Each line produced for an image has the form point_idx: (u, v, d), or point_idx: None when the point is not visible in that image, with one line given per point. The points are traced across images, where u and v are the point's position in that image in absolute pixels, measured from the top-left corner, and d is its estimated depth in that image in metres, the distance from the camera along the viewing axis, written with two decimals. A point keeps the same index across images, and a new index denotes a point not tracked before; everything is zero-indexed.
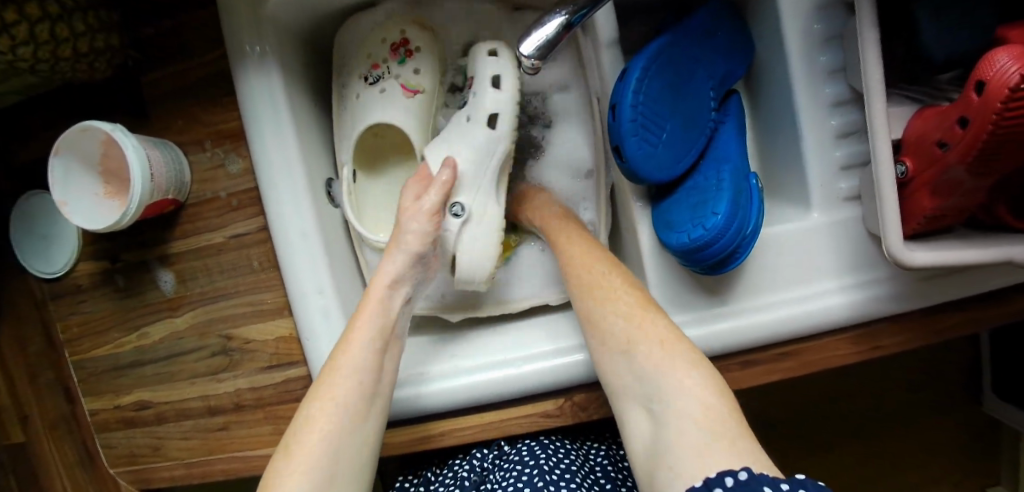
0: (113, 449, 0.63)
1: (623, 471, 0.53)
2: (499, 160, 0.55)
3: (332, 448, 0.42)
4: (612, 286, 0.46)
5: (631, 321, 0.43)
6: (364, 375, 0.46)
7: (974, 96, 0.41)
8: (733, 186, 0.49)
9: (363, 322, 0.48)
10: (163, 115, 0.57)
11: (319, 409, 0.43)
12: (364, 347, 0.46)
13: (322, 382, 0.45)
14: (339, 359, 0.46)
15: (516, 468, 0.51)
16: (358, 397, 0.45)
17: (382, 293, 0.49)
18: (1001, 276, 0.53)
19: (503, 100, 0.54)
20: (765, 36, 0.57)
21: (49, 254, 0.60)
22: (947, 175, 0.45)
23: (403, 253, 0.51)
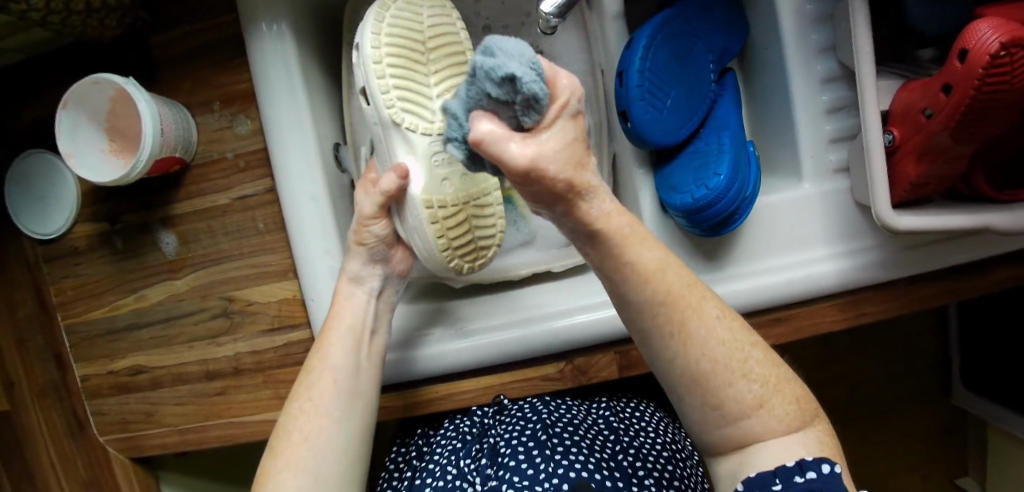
0: (105, 416, 0.62)
1: (625, 420, 0.54)
2: (394, 136, 0.44)
3: (312, 447, 0.42)
4: (689, 300, 0.35)
5: (714, 330, 0.34)
6: (340, 371, 0.45)
7: (957, 64, 0.44)
8: (733, 151, 0.52)
9: (333, 328, 0.46)
10: (172, 76, 0.57)
11: (299, 408, 0.43)
12: (340, 342, 0.46)
13: (301, 383, 0.44)
14: (313, 361, 0.45)
15: (519, 424, 0.52)
16: (336, 393, 0.44)
17: (345, 290, 0.48)
18: (977, 247, 0.57)
19: (367, 64, 0.42)
20: (760, 18, 0.60)
21: (46, 215, 0.59)
22: (932, 141, 0.48)
23: (358, 252, 0.48)
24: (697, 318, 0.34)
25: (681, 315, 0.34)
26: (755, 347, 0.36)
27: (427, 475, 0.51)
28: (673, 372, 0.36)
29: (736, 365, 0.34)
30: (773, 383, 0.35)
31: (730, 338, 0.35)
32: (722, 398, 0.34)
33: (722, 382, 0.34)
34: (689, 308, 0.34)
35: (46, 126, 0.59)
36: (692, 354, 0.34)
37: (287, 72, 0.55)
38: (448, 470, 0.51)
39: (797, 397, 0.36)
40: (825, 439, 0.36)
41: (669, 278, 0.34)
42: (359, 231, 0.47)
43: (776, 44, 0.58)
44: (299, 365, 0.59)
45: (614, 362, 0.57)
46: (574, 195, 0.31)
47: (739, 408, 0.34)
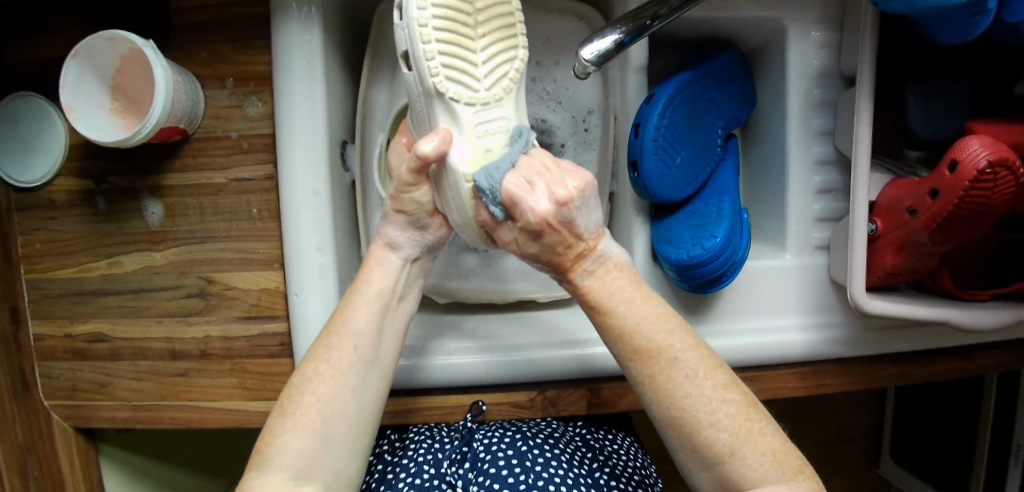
0: (54, 380, 0.59)
1: (600, 440, 0.58)
2: (437, 106, 0.40)
3: (324, 410, 0.41)
4: (666, 361, 0.39)
5: (695, 385, 0.39)
6: (364, 335, 0.43)
7: (947, 172, 0.47)
8: (731, 215, 0.55)
9: (362, 288, 0.44)
10: (188, 45, 0.55)
11: (314, 369, 0.42)
12: (365, 309, 0.44)
13: (320, 342, 0.43)
14: (338, 320, 0.44)
15: (500, 432, 0.55)
16: (355, 361, 0.43)
17: (378, 254, 0.46)
18: (932, 338, 0.61)
19: (411, 28, 0.38)
20: (770, 91, 0.63)
21: (28, 162, 0.57)
22: (912, 237, 0.51)
23: (395, 219, 0.45)
24: (664, 373, 0.39)
25: (652, 370, 0.39)
26: (727, 401, 0.38)
27: (403, 471, 0.53)
28: (655, 416, 0.40)
29: (703, 416, 0.38)
30: (744, 434, 0.38)
31: (699, 392, 0.38)
32: (697, 443, 0.38)
33: (692, 428, 0.38)
34: (657, 365, 0.39)
35: (40, 69, 0.56)
36: (664, 403, 0.39)
37: (309, 63, 0.54)
38: (426, 469, 0.52)
39: (774, 449, 0.38)
40: None
41: (636, 340, 0.39)
42: (398, 199, 0.43)
43: (781, 119, 0.61)
44: (270, 358, 0.58)
45: (584, 399, 0.59)
46: (560, 272, 0.41)
47: (711, 454, 0.38)
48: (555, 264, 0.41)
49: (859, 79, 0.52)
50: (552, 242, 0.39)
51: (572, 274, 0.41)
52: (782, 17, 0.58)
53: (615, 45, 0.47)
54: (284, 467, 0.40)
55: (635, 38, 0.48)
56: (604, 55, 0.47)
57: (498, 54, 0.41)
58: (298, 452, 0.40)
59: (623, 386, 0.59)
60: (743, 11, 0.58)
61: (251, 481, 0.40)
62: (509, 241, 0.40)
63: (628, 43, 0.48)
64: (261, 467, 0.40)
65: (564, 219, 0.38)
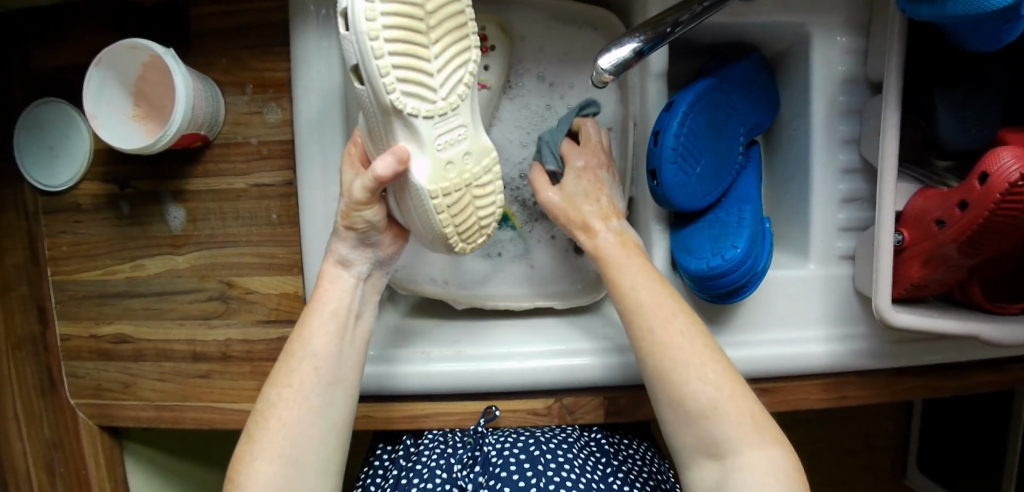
0: (80, 379, 0.61)
1: (617, 444, 0.58)
2: (395, 122, 0.38)
3: (290, 434, 0.43)
4: (671, 319, 0.46)
5: (688, 348, 0.45)
6: (323, 357, 0.45)
7: (977, 184, 0.46)
8: (752, 226, 0.55)
9: (315, 310, 0.46)
10: (208, 51, 0.56)
11: (277, 395, 0.44)
12: (319, 331, 0.45)
13: (281, 367, 0.45)
14: (295, 345, 0.45)
15: (513, 438, 0.56)
16: (318, 382, 0.44)
17: (331, 273, 0.47)
18: (959, 351, 0.59)
19: (360, 42, 0.34)
20: (793, 96, 0.62)
21: (53, 165, 0.58)
22: (939, 249, 0.50)
23: (344, 236, 0.45)
24: (659, 328, 0.46)
25: (654, 332, 0.46)
26: (713, 360, 0.45)
27: (415, 476, 0.53)
28: (649, 375, 0.46)
29: (692, 369, 0.44)
30: (726, 391, 0.43)
31: (688, 348, 0.45)
32: (683, 397, 0.44)
33: (681, 381, 0.44)
34: (656, 324, 0.46)
35: (65, 75, 0.57)
36: (658, 357, 0.45)
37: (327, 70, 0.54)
38: (439, 473, 0.53)
39: (752, 412, 0.43)
40: (792, 474, 0.41)
41: (640, 296, 0.47)
42: (349, 216, 0.43)
43: (805, 125, 0.60)
44: None
45: (600, 408, 0.59)
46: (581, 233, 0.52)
47: (697, 408, 0.43)
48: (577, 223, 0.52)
49: (888, 86, 0.51)
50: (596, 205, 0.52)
51: (589, 235, 0.52)
52: (807, 21, 0.56)
53: (634, 54, 0.46)
54: None
55: (652, 47, 0.47)
56: (622, 65, 0.47)
57: (454, 58, 0.38)
58: (268, 473, 0.41)
59: (640, 394, 0.59)
60: (766, 15, 0.56)
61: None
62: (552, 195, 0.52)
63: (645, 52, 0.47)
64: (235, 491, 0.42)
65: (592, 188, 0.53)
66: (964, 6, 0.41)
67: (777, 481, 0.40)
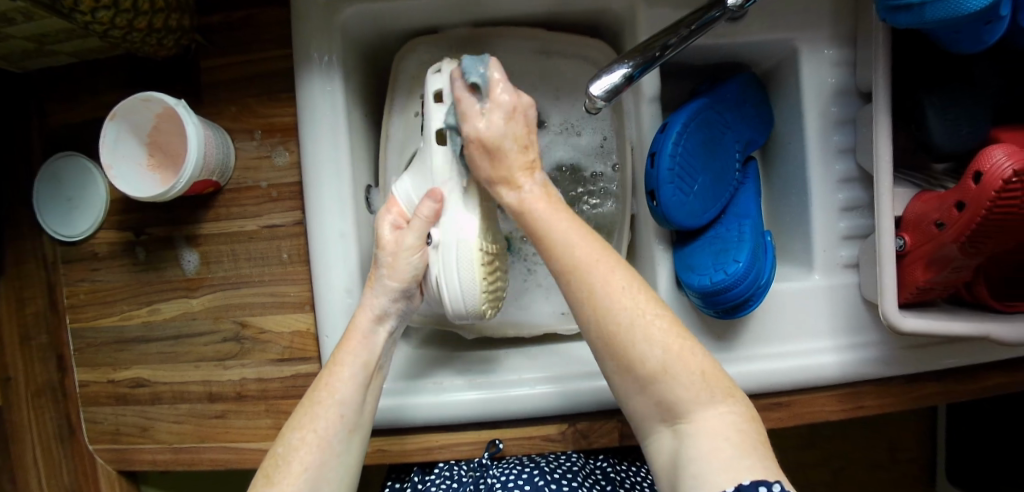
0: (98, 424, 0.61)
1: (622, 472, 0.58)
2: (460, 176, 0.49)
3: (311, 481, 0.43)
4: (607, 260, 0.42)
5: (630, 303, 0.40)
6: (346, 405, 0.46)
7: (972, 184, 0.46)
8: (753, 240, 0.56)
9: (343, 354, 0.48)
10: (218, 101, 0.58)
11: (300, 439, 0.44)
12: (349, 381, 0.47)
13: (301, 410, 0.45)
14: (319, 392, 0.46)
15: (517, 469, 0.56)
16: (341, 428, 0.45)
17: (365, 325, 0.49)
18: (975, 354, 0.59)
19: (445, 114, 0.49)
20: (786, 112, 0.63)
21: (71, 217, 0.59)
22: (941, 251, 0.50)
23: (386, 289, 0.49)
24: (603, 284, 0.40)
25: (590, 283, 0.41)
26: (660, 316, 0.40)
27: None
28: (590, 334, 0.41)
29: (638, 329, 0.39)
30: (677, 349, 0.39)
31: (635, 303, 0.40)
32: (633, 361, 0.39)
33: (627, 341, 0.39)
34: (597, 275, 0.41)
35: (82, 131, 0.60)
36: (602, 316, 0.40)
37: (333, 113, 0.56)
38: None
39: (704, 369, 0.39)
40: (746, 429, 0.37)
41: (576, 252, 0.42)
42: (395, 267, 0.48)
43: (799, 139, 0.61)
44: (304, 397, 0.59)
45: (616, 430, 0.59)
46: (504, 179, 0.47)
47: (646, 371, 0.39)
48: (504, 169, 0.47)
49: (875, 96, 0.52)
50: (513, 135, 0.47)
51: (509, 188, 0.47)
52: (793, 39, 0.58)
53: (625, 78, 0.48)
54: None
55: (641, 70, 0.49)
56: (613, 91, 0.49)
57: None
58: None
59: None
60: (753, 34, 0.59)
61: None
62: (481, 125, 0.47)
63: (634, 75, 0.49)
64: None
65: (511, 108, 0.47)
66: (942, 11, 0.43)
67: (730, 439, 0.36)
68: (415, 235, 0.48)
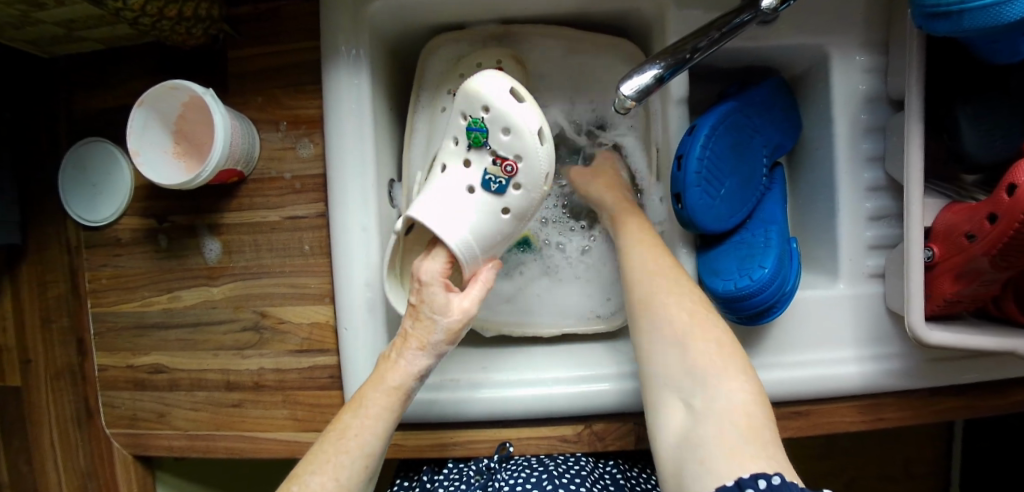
0: (115, 408, 0.61)
1: (632, 479, 0.57)
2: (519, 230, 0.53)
3: None
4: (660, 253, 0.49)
5: (665, 280, 0.46)
6: (373, 455, 0.44)
7: (1005, 196, 0.45)
8: (779, 246, 0.55)
9: (372, 403, 0.45)
10: (244, 91, 0.58)
11: (320, 484, 0.41)
12: (375, 429, 0.45)
13: (323, 455, 0.43)
14: (346, 440, 0.44)
15: (525, 472, 0.55)
16: (363, 477, 0.44)
17: (400, 372, 0.46)
18: (1000, 369, 0.58)
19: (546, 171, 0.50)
20: (814, 117, 0.63)
21: (95, 202, 0.60)
22: (971, 264, 0.50)
23: (435, 347, 0.47)
24: (651, 258, 0.49)
25: (641, 269, 0.49)
26: (692, 293, 0.46)
27: None
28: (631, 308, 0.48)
29: (671, 294, 0.46)
30: (697, 314, 0.44)
31: (673, 275, 0.47)
32: (655, 327, 0.45)
33: (659, 302, 0.45)
34: (650, 253, 0.50)
35: (108, 117, 0.60)
36: (644, 283, 0.47)
37: (358, 106, 0.56)
38: None
39: (717, 341, 0.42)
40: (759, 409, 0.38)
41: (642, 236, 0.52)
42: (454, 329, 0.47)
43: (827, 146, 0.61)
44: (321, 389, 0.59)
45: (632, 433, 0.58)
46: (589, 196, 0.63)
47: (665, 335, 0.44)
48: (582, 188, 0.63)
49: (909, 104, 0.51)
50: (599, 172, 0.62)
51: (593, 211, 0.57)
52: (825, 44, 0.58)
53: (655, 80, 0.48)
54: None
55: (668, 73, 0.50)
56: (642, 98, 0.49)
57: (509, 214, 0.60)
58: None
59: None
60: (784, 38, 0.58)
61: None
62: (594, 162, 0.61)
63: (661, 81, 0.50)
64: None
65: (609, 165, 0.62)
66: (982, 19, 0.42)
67: (740, 415, 0.37)
68: (475, 307, 0.48)
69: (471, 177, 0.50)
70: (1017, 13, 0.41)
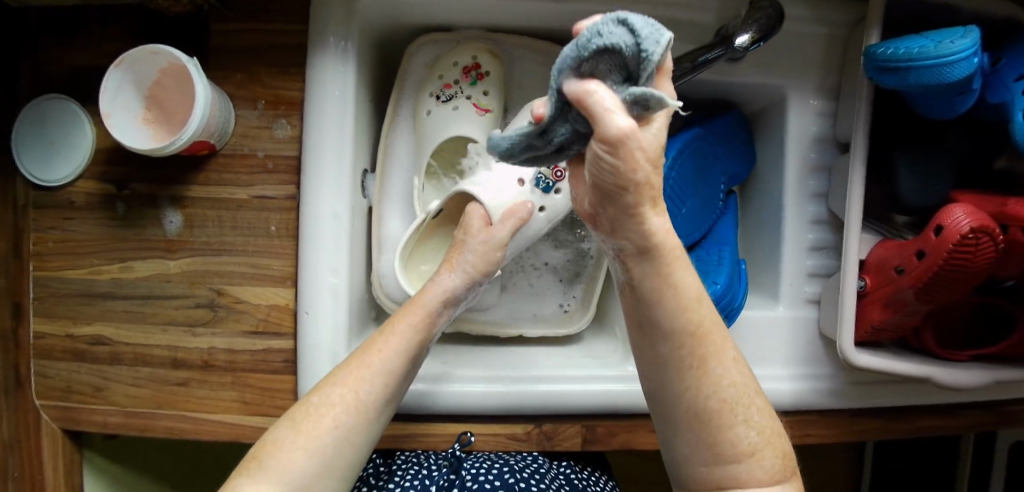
0: (49, 379, 0.58)
1: (584, 478, 0.58)
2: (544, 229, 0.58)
3: (337, 437, 0.40)
4: (720, 337, 0.35)
5: (733, 374, 0.35)
6: (393, 374, 0.44)
7: (933, 235, 0.51)
8: (730, 267, 0.63)
9: (403, 320, 0.46)
10: (224, 65, 0.57)
11: (340, 396, 0.41)
12: (395, 353, 0.44)
13: (345, 369, 0.43)
14: (370, 355, 0.43)
15: (489, 463, 0.55)
16: (382, 395, 0.43)
17: (434, 287, 0.48)
18: (914, 396, 0.64)
19: None
20: (768, 151, 0.68)
21: (51, 161, 0.57)
22: (898, 294, 0.55)
23: (467, 275, 0.49)
24: (716, 357, 0.34)
25: (704, 352, 0.34)
26: (758, 395, 0.36)
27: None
28: (677, 407, 0.35)
29: (741, 409, 0.35)
30: (768, 434, 0.35)
31: (741, 381, 0.35)
32: (724, 439, 0.34)
33: (726, 422, 0.34)
34: (712, 344, 0.34)
35: (75, 75, 0.58)
36: (703, 391, 0.34)
37: (342, 93, 0.57)
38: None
39: (783, 452, 0.36)
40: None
41: (704, 310, 0.34)
42: (485, 256, 0.50)
43: (779, 179, 0.66)
44: (274, 373, 0.58)
45: (580, 434, 0.60)
46: (640, 202, 0.29)
47: (733, 452, 0.34)
48: (624, 203, 0.29)
49: (855, 149, 0.56)
50: (648, 176, 0.28)
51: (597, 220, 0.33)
52: (783, 85, 0.63)
53: None
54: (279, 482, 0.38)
55: (613, 126, 0.26)
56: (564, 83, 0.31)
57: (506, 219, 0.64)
58: (301, 470, 0.38)
59: (616, 423, 0.61)
60: (748, 76, 0.63)
61: (237, 486, 0.38)
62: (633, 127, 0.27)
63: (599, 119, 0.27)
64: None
65: (657, 151, 0.28)
66: (925, 77, 0.49)
67: None
68: (506, 235, 0.51)
69: (522, 172, 0.56)
70: (956, 74, 0.48)
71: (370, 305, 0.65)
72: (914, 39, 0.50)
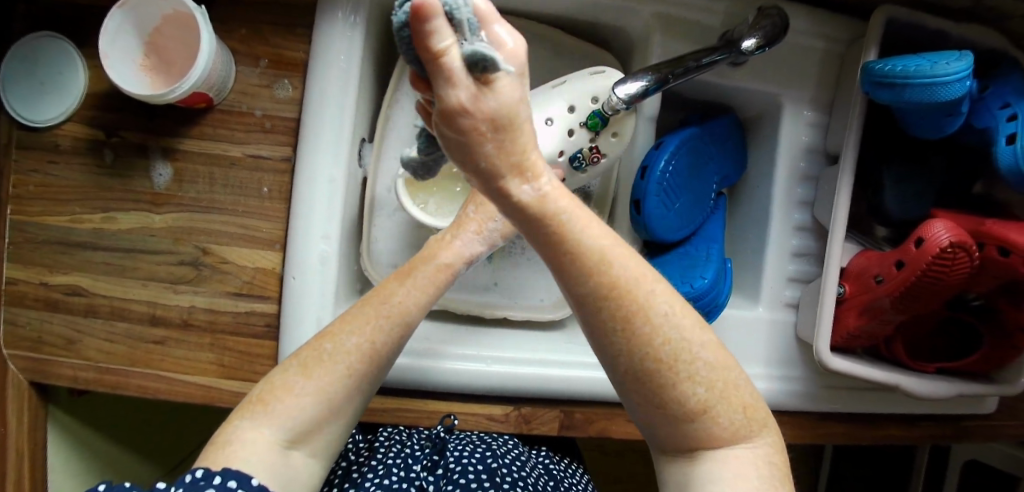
0: (20, 328, 0.56)
1: (561, 469, 0.59)
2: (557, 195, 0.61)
3: (346, 386, 0.40)
4: (643, 291, 0.31)
5: (673, 325, 0.31)
6: (409, 325, 0.42)
7: (912, 246, 0.53)
8: (718, 263, 0.66)
9: (422, 272, 0.44)
10: (228, 20, 0.56)
11: (356, 344, 0.40)
12: (413, 298, 0.43)
13: (361, 316, 0.41)
14: (388, 304, 0.41)
15: (472, 447, 0.56)
16: (396, 345, 0.42)
17: (464, 239, 0.49)
18: (879, 404, 0.66)
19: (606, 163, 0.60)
20: (758, 159, 0.69)
21: (41, 102, 0.55)
22: (874, 302, 0.57)
23: (486, 234, 0.50)
24: (642, 316, 0.30)
25: (626, 311, 0.30)
26: (707, 347, 0.32)
27: (370, 471, 0.51)
28: (615, 369, 0.32)
29: (682, 367, 0.31)
30: (721, 389, 0.33)
31: (677, 338, 0.31)
32: (673, 401, 0.32)
33: (667, 382, 0.31)
34: (635, 303, 0.30)
35: (70, 15, 0.56)
36: (636, 353, 0.31)
37: (347, 57, 0.57)
38: (395, 471, 0.51)
39: (745, 405, 0.34)
40: (778, 462, 0.35)
41: (614, 269, 0.30)
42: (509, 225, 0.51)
43: (768, 184, 0.67)
44: (254, 338, 0.57)
45: (558, 419, 0.61)
46: (502, 178, 0.29)
47: (684, 411, 0.32)
48: (489, 174, 0.29)
49: (844, 160, 0.58)
50: (498, 146, 0.28)
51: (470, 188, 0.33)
52: (781, 94, 0.64)
53: (642, 90, 0.54)
54: (280, 426, 0.38)
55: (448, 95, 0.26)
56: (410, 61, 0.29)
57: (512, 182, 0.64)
58: (304, 415, 0.38)
59: (594, 411, 0.61)
60: (748, 82, 0.64)
61: (239, 426, 0.38)
62: (466, 95, 0.26)
63: (444, 84, 0.26)
64: (234, 440, 0.37)
65: (503, 116, 0.27)
66: (919, 95, 0.50)
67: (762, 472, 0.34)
68: None
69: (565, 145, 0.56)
70: (948, 93, 0.50)
71: (356, 277, 0.65)
72: (911, 58, 0.52)
